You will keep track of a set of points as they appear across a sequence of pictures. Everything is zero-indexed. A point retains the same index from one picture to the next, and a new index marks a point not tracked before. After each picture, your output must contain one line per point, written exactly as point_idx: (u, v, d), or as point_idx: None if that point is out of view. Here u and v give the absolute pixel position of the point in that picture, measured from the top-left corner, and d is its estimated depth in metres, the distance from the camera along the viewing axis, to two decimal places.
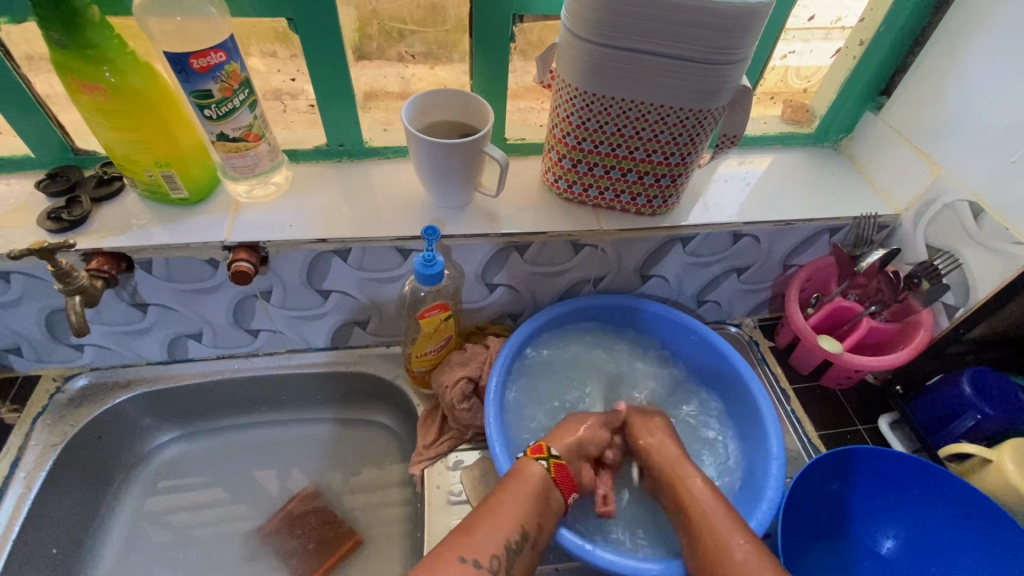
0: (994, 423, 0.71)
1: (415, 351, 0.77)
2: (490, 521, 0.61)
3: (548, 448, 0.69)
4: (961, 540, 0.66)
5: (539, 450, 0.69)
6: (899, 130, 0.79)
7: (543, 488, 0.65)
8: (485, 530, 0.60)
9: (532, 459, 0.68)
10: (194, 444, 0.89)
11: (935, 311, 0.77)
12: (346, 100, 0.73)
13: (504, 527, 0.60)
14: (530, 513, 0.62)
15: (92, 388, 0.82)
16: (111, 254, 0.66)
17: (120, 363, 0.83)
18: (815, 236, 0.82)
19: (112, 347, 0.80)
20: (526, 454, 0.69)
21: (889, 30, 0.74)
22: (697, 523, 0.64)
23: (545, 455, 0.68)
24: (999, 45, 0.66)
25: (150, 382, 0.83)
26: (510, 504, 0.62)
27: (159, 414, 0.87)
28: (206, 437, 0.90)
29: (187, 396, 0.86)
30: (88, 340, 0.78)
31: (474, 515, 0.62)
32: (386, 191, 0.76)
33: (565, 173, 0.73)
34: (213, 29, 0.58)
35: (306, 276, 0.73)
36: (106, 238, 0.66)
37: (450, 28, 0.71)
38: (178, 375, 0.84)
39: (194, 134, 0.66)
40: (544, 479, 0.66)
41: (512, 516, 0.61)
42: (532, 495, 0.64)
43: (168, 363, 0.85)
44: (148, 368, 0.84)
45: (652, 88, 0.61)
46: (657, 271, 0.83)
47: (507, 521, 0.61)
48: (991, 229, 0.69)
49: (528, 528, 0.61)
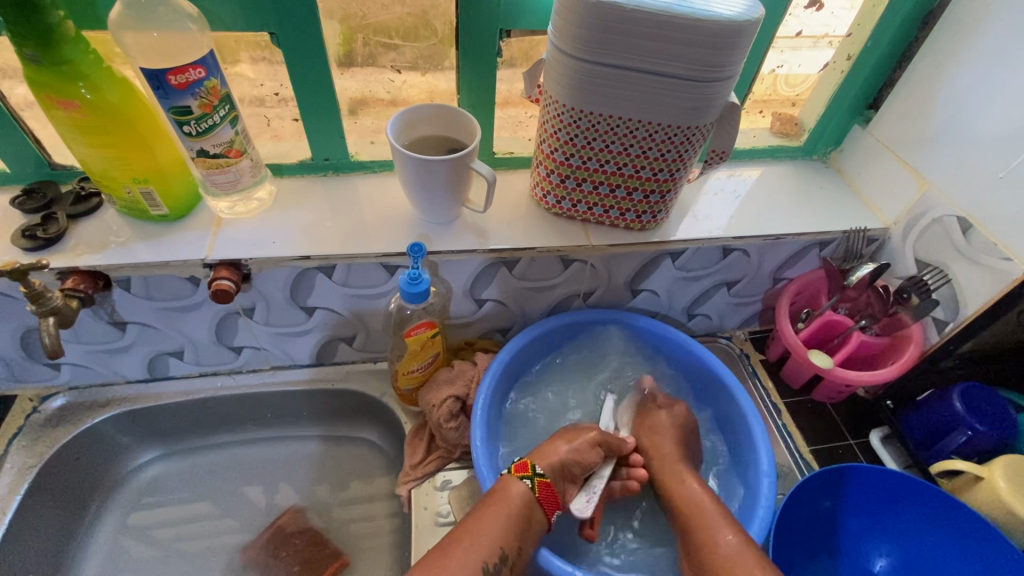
0: (985, 439, 0.70)
1: (401, 368, 0.75)
2: (464, 542, 0.59)
3: (533, 466, 0.67)
4: (946, 551, 0.66)
5: (524, 468, 0.67)
6: (887, 144, 0.79)
7: (524, 507, 0.63)
8: (461, 550, 0.58)
9: (513, 477, 0.66)
10: (176, 463, 0.87)
11: (925, 326, 0.77)
12: (332, 113, 0.72)
13: (482, 547, 0.59)
14: (510, 533, 0.61)
15: (70, 407, 0.80)
16: (88, 273, 0.64)
17: (99, 382, 0.81)
18: (805, 250, 0.81)
19: (91, 366, 0.78)
20: (508, 473, 0.67)
21: (876, 45, 0.74)
22: (692, 519, 0.67)
23: (530, 475, 0.66)
24: (985, 60, 0.66)
25: (130, 401, 0.81)
26: (485, 523, 0.61)
27: (139, 433, 0.85)
28: (188, 457, 0.88)
29: (169, 415, 0.84)
30: (66, 359, 0.76)
31: (447, 536, 0.61)
32: (372, 206, 0.75)
33: (554, 189, 0.72)
34: (193, 45, 0.57)
35: (290, 293, 0.72)
36: (82, 257, 0.65)
37: (438, 41, 0.70)
38: (160, 393, 0.82)
39: (174, 151, 0.64)
40: (526, 498, 0.64)
41: (489, 537, 0.60)
42: (510, 516, 0.62)
43: (149, 381, 0.83)
44: (129, 386, 0.82)
45: (641, 105, 0.60)
46: (647, 285, 0.82)
47: (484, 542, 0.59)
48: (980, 245, 0.68)
49: (507, 548, 0.60)
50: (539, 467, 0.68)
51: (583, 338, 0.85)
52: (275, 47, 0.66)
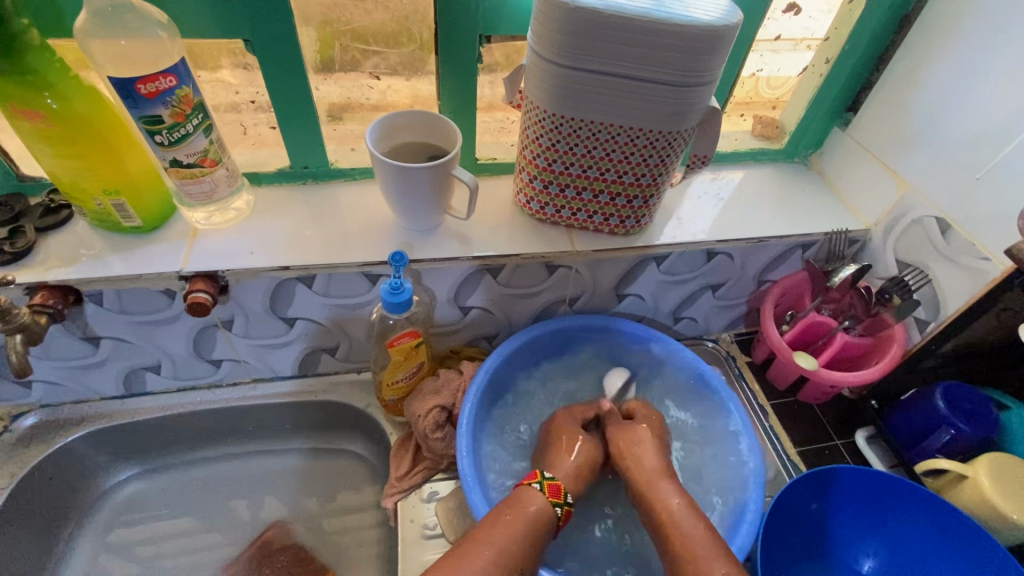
0: (969, 438, 0.70)
1: (386, 379, 0.74)
2: (490, 549, 0.57)
3: (565, 496, 0.66)
4: (934, 552, 0.66)
5: (555, 493, 0.66)
6: (866, 147, 0.80)
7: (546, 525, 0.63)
8: (485, 559, 0.56)
9: (543, 497, 0.65)
10: (155, 480, 0.85)
11: (907, 326, 0.77)
12: (309, 120, 0.70)
13: (505, 558, 0.57)
14: (531, 548, 0.60)
15: (42, 426, 0.77)
16: (57, 288, 0.62)
17: (73, 399, 0.79)
18: (788, 252, 0.81)
19: (64, 383, 0.76)
20: (540, 489, 0.66)
21: (854, 49, 0.75)
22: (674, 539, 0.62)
23: (561, 502, 0.65)
24: (960, 63, 0.67)
25: (106, 418, 0.79)
26: (511, 534, 0.59)
27: (116, 451, 0.82)
28: (168, 473, 0.85)
29: (146, 431, 0.82)
30: (37, 376, 0.74)
31: (467, 541, 0.59)
32: (354, 214, 0.73)
33: (537, 195, 0.72)
34: (164, 53, 0.55)
35: (269, 304, 0.70)
36: (51, 271, 0.63)
37: (417, 48, 0.69)
38: (137, 409, 0.80)
39: (146, 161, 0.63)
40: (548, 517, 0.63)
41: (512, 548, 0.58)
42: (532, 528, 0.61)
43: (127, 396, 0.81)
44: (104, 402, 0.80)
45: (622, 111, 0.60)
46: (632, 290, 0.82)
47: (509, 553, 0.58)
48: (959, 245, 0.69)
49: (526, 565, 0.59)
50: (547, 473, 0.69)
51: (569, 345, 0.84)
52: (250, 53, 0.65)
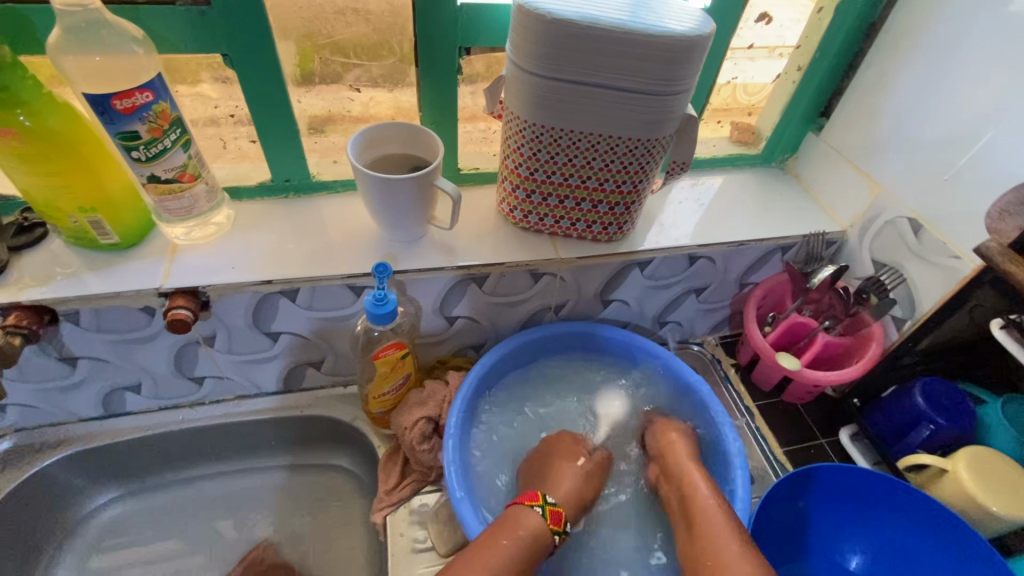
0: (948, 432, 0.72)
1: (372, 392, 0.74)
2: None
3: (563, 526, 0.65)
4: (917, 545, 0.67)
5: (557, 520, 0.65)
6: (840, 150, 0.82)
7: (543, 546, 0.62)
8: None
9: (543, 522, 0.64)
10: (137, 502, 0.83)
11: (885, 324, 0.79)
12: (290, 133, 0.70)
13: None
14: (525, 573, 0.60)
15: (17, 451, 0.75)
16: (32, 308, 0.61)
17: (49, 422, 0.77)
18: (767, 255, 0.83)
19: (40, 405, 0.74)
20: (541, 514, 0.64)
21: (824, 56, 0.77)
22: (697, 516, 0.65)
23: (560, 531, 0.64)
24: (926, 68, 0.69)
25: (85, 440, 0.77)
26: (507, 562, 0.59)
27: (95, 473, 0.80)
28: (150, 495, 0.83)
29: (127, 453, 0.80)
30: (11, 400, 0.72)
31: (459, 566, 0.58)
32: (337, 226, 0.73)
33: (520, 204, 0.72)
34: (140, 68, 0.55)
35: (251, 319, 0.69)
36: (25, 291, 0.61)
37: (397, 60, 0.69)
38: (117, 430, 0.78)
39: (123, 178, 0.62)
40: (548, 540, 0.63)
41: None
42: (525, 551, 0.61)
43: (106, 417, 0.79)
44: (83, 424, 0.78)
45: (601, 120, 0.61)
46: (617, 295, 0.82)
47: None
48: (931, 244, 0.71)
49: None
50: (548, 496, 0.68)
51: (554, 351, 0.84)
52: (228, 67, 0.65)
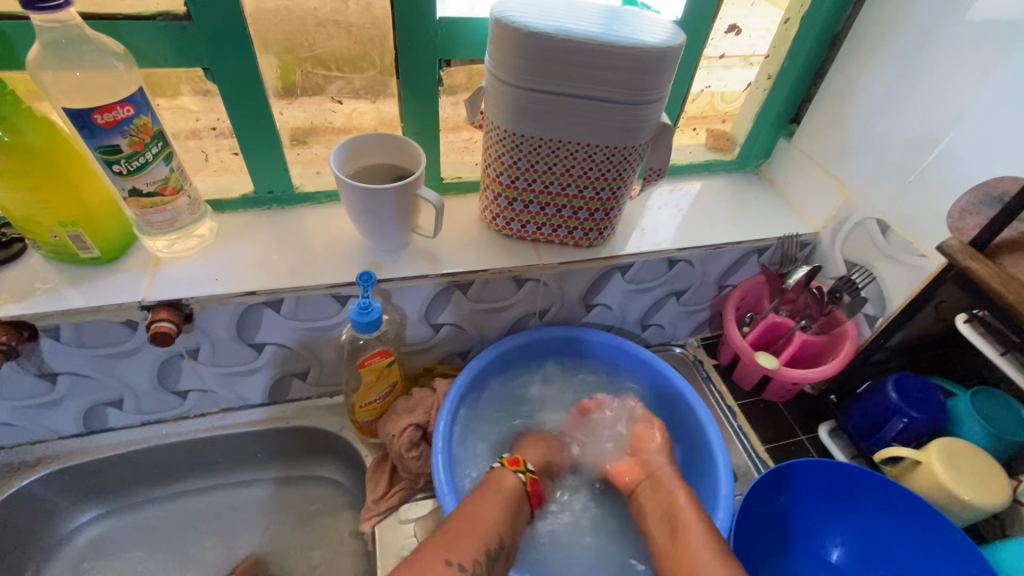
0: (920, 425, 0.74)
1: (358, 401, 0.74)
2: (464, 526, 0.59)
3: (525, 463, 0.71)
4: (895, 536, 0.69)
5: (515, 462, 0.70)
6: (811, 155, 0.85)
7: (515, 494, 0.66)
8: (465, 536, 0.58)
9: (504, 469, 0.69)
10: (120, 520, 0.82)
11: (858, 322, 0.82)
12: (273, 145, 0.71)
13: (484, 532, 0.59)
14: (506, 517, 0.63)
15: None
16: (11, 324, 0.60)
17: (29, 440, 0.76)
18: (744, 257, 0.85)
19: (19, 423, 0.73)
20: (501, 465, 0.70)
21: (792, 65, 0.80)
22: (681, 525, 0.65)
23: (523, 470, 0.69)
24: (888, 76, 0.72)
25: (66, 457, 0.76)
26: (486, 513, 0.62)
27: (77, 491, 0.79)
28: (133, 513, 0.82)
29: (109, 470, 0.78)
30: None
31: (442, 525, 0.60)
32: (321, 236, 0.74)
33: (502, 212, 0.74)
34: (121, 83, 0.55)
35: (235, 330, 0.69)
36: (4, 307, 0.61)
37: (378, 72, 0.71)
38: (98, 446, 0.77)
39: (103, 192, 0.62)
40: (517, 488, 0.67)
41: (486, 525, 0.60)
42: (505, 503, 0.64)
43: (88, 434, 0.78)
44: (64, 441, 0.77)
45: (579, 129, 0.62)
46: (599, 300, 0.84)
47: (486, 533, 0.60)
48: (898, 244, 0.74)
49: (504, 533, 0.61)
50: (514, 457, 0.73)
51: (539, 356, 0.85)
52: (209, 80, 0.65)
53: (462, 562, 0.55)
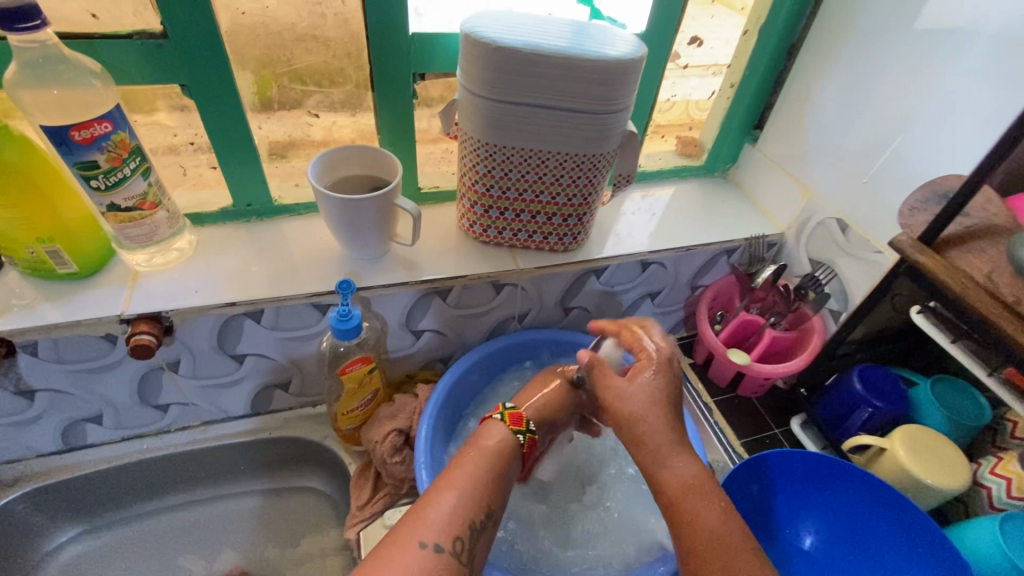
0: (884, 414, 0.77)
1: (341, 408, 0.75)
2: (444, 497, 0.55)
3: (504, 403, 0.67)
4: (861, 524, 0.72)
5: (517, 421, 0.65)
6: (774, 160, 0.89)
7: (507, 456, 0.62)
8: (443, 509, 0.54)
9: (502, 427, 0.64)
10: (102, 538, 0.81)
11: (824, 317, 0.85)
12: (252, 159, 0.72)
13: (464, 504, 0.55)
14: (490, 484, 0.58)
15: None
16: None
17: (8, 459, 0.75)
18: (714, 258, 0.89)
19: None
20: (501, 420, 0.64)
21: (753, 75, 0.84)
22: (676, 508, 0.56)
23: (500, 410, 0.66)
24: (841, 84, 0.76)
25: (45, 475, 0.75)
26: (468, 482, 0.57)
27: (57, 510, 0.78)
28: (113, 531, 0.81)
29: (88, 487, 0.78)
30: None
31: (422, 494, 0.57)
32: (301, 246, 0.75)
33: (479, 219, 0.76)
34: (98, 100, 0.56)
35: (216, 342, 0.70)
36: None
37: (353, 86, 0.73)
38: (77, 463, 0.77)
39: (81, 207, 0.62)
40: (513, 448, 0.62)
41: (466, 495, 0.56)
42: (491, 467, 0.60)
43: (66, 451, 0.77)
44: (43, 459, 0.76)
45: (549, 138, 0.65)
46: (576, 302, 0.86)
47: (466, 508, 0.55)
48: (857, 241, 0.78)
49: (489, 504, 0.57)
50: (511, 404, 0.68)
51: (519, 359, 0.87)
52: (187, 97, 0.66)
53: (439, 541, 0.52)
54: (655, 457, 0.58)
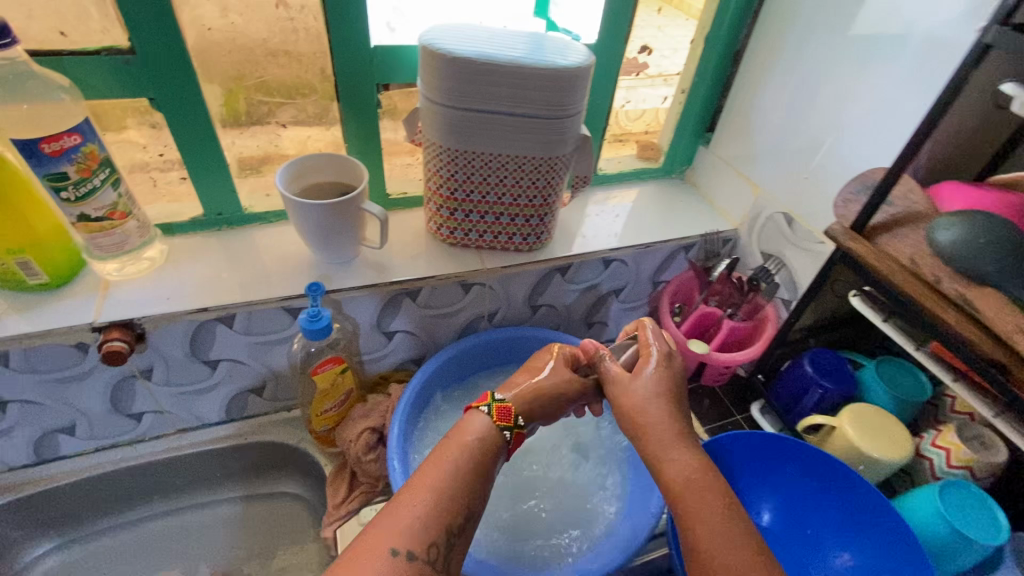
0: (834, 396, 0.81)
1: (314, 410, 0.77)
2: (420, 501, 0.51)
3: (492, 393, 0.61)
4: (812, 495, 0.76)
5: (504, 416, 0.59)
6: (725, 160, 0.94)
7: (492, 450, 0.57)
8: (419, 514, 0.51)
9: (489, 420, 0.58)
10: (78, 551, 0.80)
11: (777, 307, 0.91)
12: (221, 169, 0.74)
13: (443, 507, 0.52)
14: (473, 481, 0.54)
15: None
16: None
17: None
18: (674, 254, 0.93)
19: None
20: (488, 415, 0.59)
21: (701, 81, 0.90)
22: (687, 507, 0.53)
23: (488, 401, 0.60)
24: (780, 87, 0.82)
25: (18, 489, 0.75)
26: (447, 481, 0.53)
27: (31, 524, 0.77)
28: (87, 544, 0.81)
29: (62, 500, 0.78)
30: None
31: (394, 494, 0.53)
32: (271, 253, 0.77)
33: (446, 221, 0.79)
34: (67, 114, 0.58)
35: (189, 348, 0.71)
36: None
37: (318, 97, 0.75)
38: (48, 476, 0.77)
39: (52, 219, 0.63)
40: (499, 447, 0.57)
41: (444, 499, 0.52)
42: (474, 462, 0.55)
43: (37, 464, 0.77)
44: (17, 473, 0.76)
45: (507, 142, 0.69)
46: (543, 300, 0.90)
47: (445, 511, 0.51)
48: (802, 233, 0.83)
49: (471, 506, 0.53)
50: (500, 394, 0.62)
51: (491, 357, 0.90)
52: (156, 111, 0.69)
53: (413, 549, 0.49)
54: (658, 448, 0.57)
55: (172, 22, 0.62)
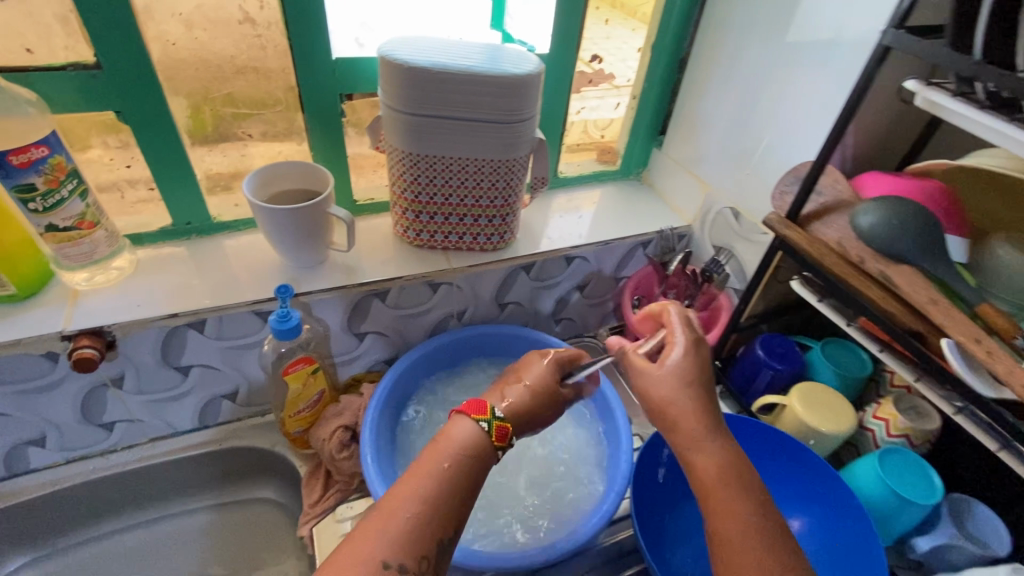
0: (784, 376, 0.87)
1: (287, 412, 0.79)
2: (405, 509, 0.49)
3: (491, 409, 0.56)
4: (793, 474, 0.77)
5: (502, 434, 0.55)
6: (677, 160, 1.00)
7: (485, 458, 0.54)
8: (409, 522, 0.48)
9: (486, 436, 0.54)
10: (50, 566, 0.80)
11: (729, 296, 0.96)
12: (189, 180, 0.77)
13: (434, 513, 0.49)
14: (463, 486, 0.52)
15: None
16: None
17: None
18: (632, 251, 0.98)
19: None
20: (486, 434, 0.54)
21: (650, 86, 0.96)
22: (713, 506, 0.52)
23: (487, 417, 0.55)
24: (719, 91, 0.88)
25: None
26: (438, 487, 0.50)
27: (3, 539, 0.77)
28: (56, 561, 0.80)
29: (33, 514, 0.77)
30: None
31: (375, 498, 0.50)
32: (241, 260, 0.79)
33: (411, 224, 0.82)
34: (34, 127, 0.60)
35: (160, 355, 0.73)
36: None
37: (285, 108, 0.78)
38: (14, 492, 0.76)
39: (20, 231, 0.65)
40: (492, 455, 0.55)
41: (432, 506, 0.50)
42: (465, 468, 0.52)
43: (3, 480, 0.77)
44: None
45: (465, 146, 0.73)
46: (509, 298, 0.93)
47: (434, 520, 0.49)
48: (748, 226, 0.89)
49: (462, 509, 0.52)
50: (497, 408, 0.57)
51: (466, 354, 0.92)
52: (122, 125, 0.71)
53: (403, 559, 0.46)
54: (689, 441, 0.55)
55: (138, 41, 0.64)
